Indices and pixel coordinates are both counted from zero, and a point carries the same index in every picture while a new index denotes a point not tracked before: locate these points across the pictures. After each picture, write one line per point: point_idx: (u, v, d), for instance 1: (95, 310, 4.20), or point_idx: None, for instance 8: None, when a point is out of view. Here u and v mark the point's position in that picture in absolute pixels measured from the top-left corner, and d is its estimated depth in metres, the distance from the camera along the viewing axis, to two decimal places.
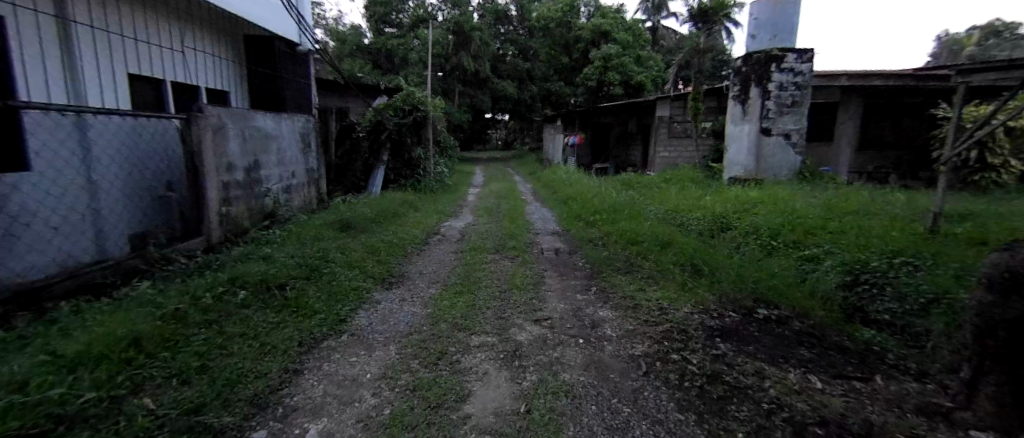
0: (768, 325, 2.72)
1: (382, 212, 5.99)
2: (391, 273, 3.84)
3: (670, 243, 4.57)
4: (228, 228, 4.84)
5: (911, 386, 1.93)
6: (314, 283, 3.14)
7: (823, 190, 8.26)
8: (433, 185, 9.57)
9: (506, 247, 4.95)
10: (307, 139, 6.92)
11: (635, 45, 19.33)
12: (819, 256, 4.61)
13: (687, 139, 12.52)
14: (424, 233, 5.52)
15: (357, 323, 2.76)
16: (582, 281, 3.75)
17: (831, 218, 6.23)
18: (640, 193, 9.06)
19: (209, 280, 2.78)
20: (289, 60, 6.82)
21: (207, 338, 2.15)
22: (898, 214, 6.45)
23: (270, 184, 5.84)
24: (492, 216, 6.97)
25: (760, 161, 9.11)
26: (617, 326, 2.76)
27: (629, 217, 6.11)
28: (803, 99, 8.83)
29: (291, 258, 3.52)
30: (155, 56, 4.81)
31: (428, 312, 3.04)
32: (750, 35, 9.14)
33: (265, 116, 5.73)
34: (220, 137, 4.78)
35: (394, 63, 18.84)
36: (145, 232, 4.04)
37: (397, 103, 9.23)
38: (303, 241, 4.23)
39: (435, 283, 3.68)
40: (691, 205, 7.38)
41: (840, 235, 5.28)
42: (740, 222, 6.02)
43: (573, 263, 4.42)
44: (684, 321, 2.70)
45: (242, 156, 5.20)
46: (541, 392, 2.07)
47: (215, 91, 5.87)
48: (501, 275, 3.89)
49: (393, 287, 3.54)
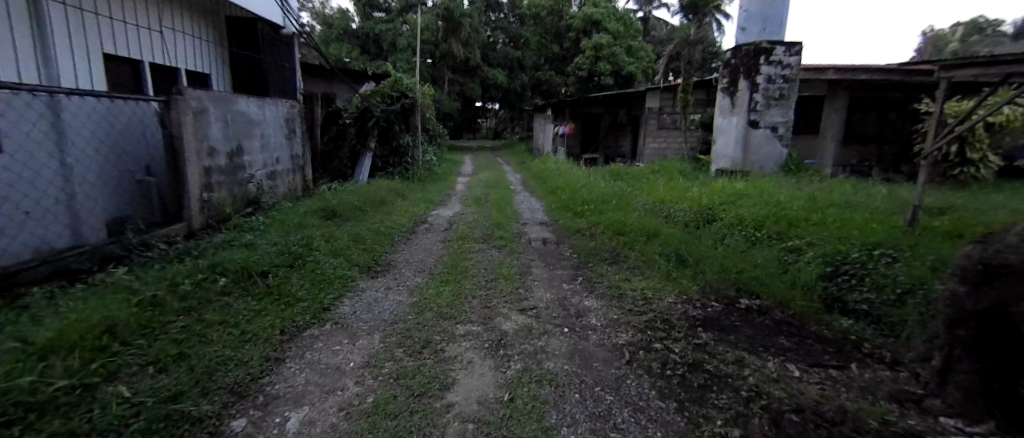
0: (750, 315, 2.76)
1: (370, 200, 5.93)
2: (377, 262, 3.81)
3: (656, 234, 4.61)
4: (210, 214, 4.76)
5: (885, 373, 1.97)
6: (297, 271, 3.10)
7: (808, 182, 8.38)
8: (421, 173, 9.50)
9: (493, 236, 4.93)
10: (291, 124, 6.79)
11: (627, 35, 19.26)
12: (801, 247, 4.69)
13: (675, 130, 12.60)
14: (412, 222, 5.49)
15: (341, 312, 2.74)
16: (568, 271, 3.76)
17: (814, 210, 6.32)
18: (629, 184, 9.09)
19: (188, 266, 2.71)
20: (272, 43, 6.63)
21: (186, 325, 2.10)
22: (880, 207, 6.58)
23: (254, 170, 5.73)
24: (481, 205, 6.95)
25: (747, 153, 9.18)
26: (602, 315, 2.77)
27: (617, 207, 6.13)
28: (790, 92, 8.88)
29: (274, 245, 3.47)
30: (131, 35, 4.64)
31: (413, 300, 3.03)
32: (739, 28, 9.16)
33: (247, 100, 5.60)
34: (200, 121, 4.65)
35: (383, 48, 18.53)
36: (122, 218, 3.94)
37: (385, 90, 9.05)
38: (287, 229, 4.17)
39: (421, 272, 3.67)
40: (678, 196, 7.44)
41: (822, 227, 5.38)
42: (726, 214, 6.08)
43: (561, 253, 4.43)
44: (668, 311, 2.72)
45: (224, 141, 5.08)
46: (524, 381, 2.08)
47: (196, 73, 5.70)
48: (487, 265, 3.89)
49: (379, 276, 3.51)
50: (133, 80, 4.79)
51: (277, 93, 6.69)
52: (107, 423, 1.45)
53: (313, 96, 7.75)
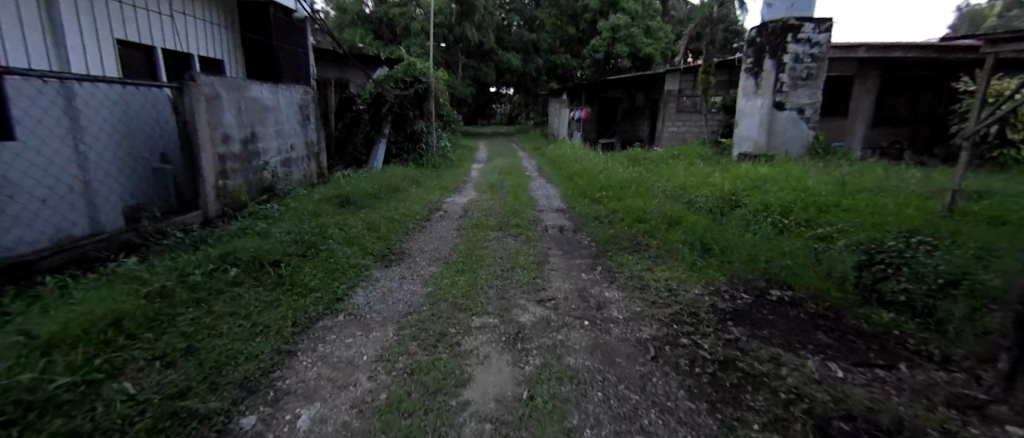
0: (783, 307, 2.60)
1: (383, 186, 5.87)
2: (391, 250, 3.74)
3: (678, 222, 4.44)
4: (225, 202, 4.75)
5: (939, 374, 1.80)
6: (311, 260, 3.04)
7: (836, 166, 8.03)
8: (435, 160, 9.42)
9: (509, 224, 4.82)
10: (305, 110, 6.73)
11: (645, 15, 18.68)
12: (832, 235, 4.46)
13: (695, 113, 12.23)
14: (427, 210, 5.40)
15: (354, 302, 2.68)
16: (587, 260, 3.63)
17: (844, 196, 6.04)
18: (647, 169, 8.83)
19: (199, 255, 2.66)
20: (285, 28, 6.56)
21: (195, 318, 2.04)
22: (914, 192, 6.25)
23: (268, 157, 5.70)
24: (495, 192, 6.82)
25: (772, 136, 8.81)
26: (624, 308, 2.64)
27: (636, 193, 5.95)
28: (818, 72, 8.53)
29: (287, 234, 3.41)
30: (141, 19, 4.58)
31: (428, 290, 2.95)
32: (765, 4, 8.76)
33: (261, 86, 5.54)
34: (214, 107, 4.61)
35: (396, 33, 18.37)
36: (137, 206, 3.93)
37: (399, 75, 9.07)
38: (301, 216, 4.11)
39: (436, 261, 3.59)
40: (699, 182, 7.21)
41: (854, 213, 5.14)
42: (752, 200, 5.83)
43: (579, 241, 4.29)
44: (696, 302, 2.57)
45: (238, 127, 5.04)
46: (543, 377, 1.97)
47: (209, 59, 5.65)
48: (502, 253, 3.78)
49: (393, 265, 3.44)
50: (146, 66, 4.77)
51: (290, 79, 6.63)
52: (111, 422, 1.40)
53: (326, 81, 7.65)
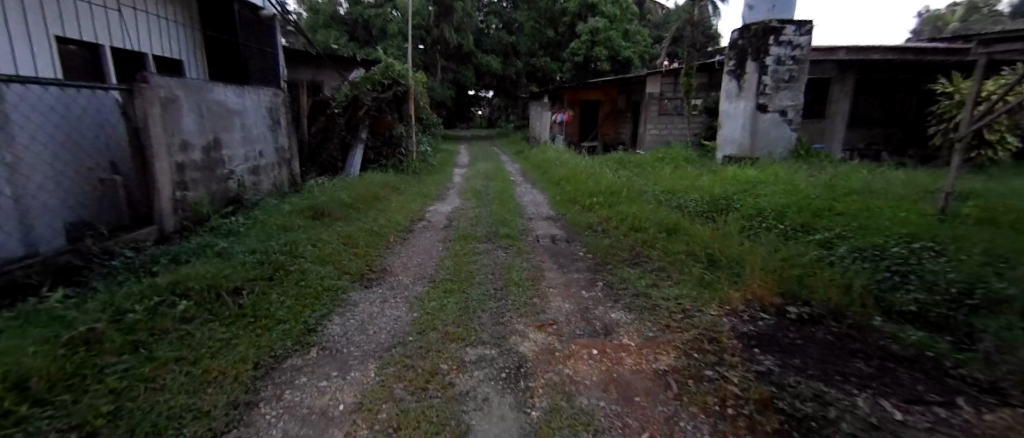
0: (806, 329, 2.39)
1: (361, 195, 5.50)
2: (371, 268, 3.41)
3: (675, 230, 4.24)
4: (184, 215, 4.31)
5: (1005, 413, 1.59)
6: (279, 284, 2.68)
7: (821, 168, 8.03)
8: (416, 166, 9.07)
9: (497, 235, 4.53)
10: (275, 114, 6.30)
11: (623, 19, 18.75)
12: (832, 241, 4.32)
13: (677, 116, 12.21)
14: (409, 220, 5.06)
15: (329, 333, 2.34)
16: (585, 275, 3.37)
17: (834, 199, 5.97)
18: (634, 173, 8.67)
19: (144, 285, 2.27)
20: (252, 27, 6.13)
21: (130, 368, 1.67)
22: (901, 194, 6.23)
23: (234, 165, 5.26)
24: (481, 199, 6.51)
25: (755, 138, 8.79)
26: (634, 332, 2.37)
27: (627, 199, 5.75)
28: (800, 74, 8.52)
29: (251, 254, 3.02)
30: (86, 16, 4.14)
31: (414, 316, 2.63)
32: (747, 6, 8.73)
33: (225, 88, 5.11)
34: (171, 112, 4.19)
35: (372, 35, 17.91)
36: (79, 222, 3.48)
37: (376, 77, 8.39)
38: (269, 231, 3.72)
39: (421, 280, 3.27)
40: (689, 185, 7.08)
41: (848, 217, 5.04)
42: (745, 205, 5.69)
43: (574, 253, 4.03)
44: (715, 326, 2.32)
45: (199, 133, 4.61)
46: (554, 426, 1.68)
47: (167, 59, 5.21)
48: (494, 269, 3.48)
49: (373, 286, 3.10)
50: (92, 66, 4.32)
51: (258, 80, 6.20)
52: None
53: (298, 83, 7.21)
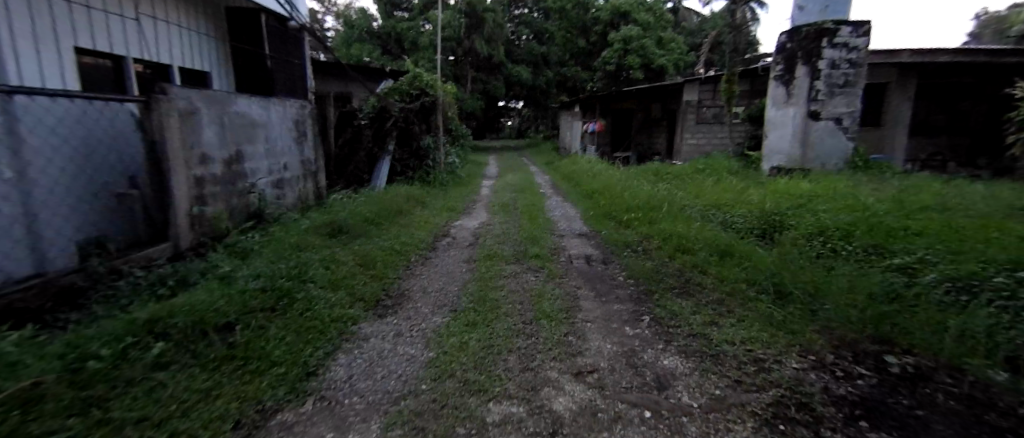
0: (922, 391, 1.87)
1: (382, 210, 5.23)
2: (386, 293, 3.08)
3: (729, 253, 3.74)
4: (201, 230, 4.14)
5: None
6: (281, 316, 2.39)
7: (883, 180, 7.26)
8: (443, 177, 8.83)
9: (526, 254, 4.13)
10: (301, 126, 6.17)
11: (656, 26, 18.22)
12: (914, 267, 3.71)
13: (717, 125, 11.58)
14: (432, 236, 4.75)
15: (330, 378, 2.00)
16: (628, 307, 2.93)
17: (906, 215, 5.29)
18: (672, 185, 8.12)
19: (124, 319, 2.00)
20: (280, 38, 6.04)
21: (75, 433, 1.36)
22: (986, 211, 5.46)
23: (257, 178, 5.12)
24: (509, 214, 6.15)
25: (806, 148, 8.08)
26: (696, 388, 1.92)
27: (668, 214, 5.28)
28: (857, 79, 7.80)
29: (255, 279, 2.75)
30: (112, 28, 4.10)
31: (430, 356, 2.26)
32: (796, 7, 8.11)
33: (249, 99, 5.00)
34: (191, 124, 4.05)
35: (404, 48, 18.10)
36: (88, 239, 3.31)
37: (404, 87, 8.44)
38: (281, 250, 3.47)
39: (441, 309, 2.91)
40: (735, 199, 6.51)
41: (929, 238, 4.39)
42: (803, 223, 5.08)
43: (612, 277, 3.59)
44: (802, 386, 1.84)
45: (220, 146, 4.48)
46: None
47: (194, 71, 5.17)
48: (522, 296, 3.09)
49: (388, 316, 2.77)
50: (115, 78, 4.28)
51: (285, 91, 6.13)
52: None
53: (325, 94, 7.11)
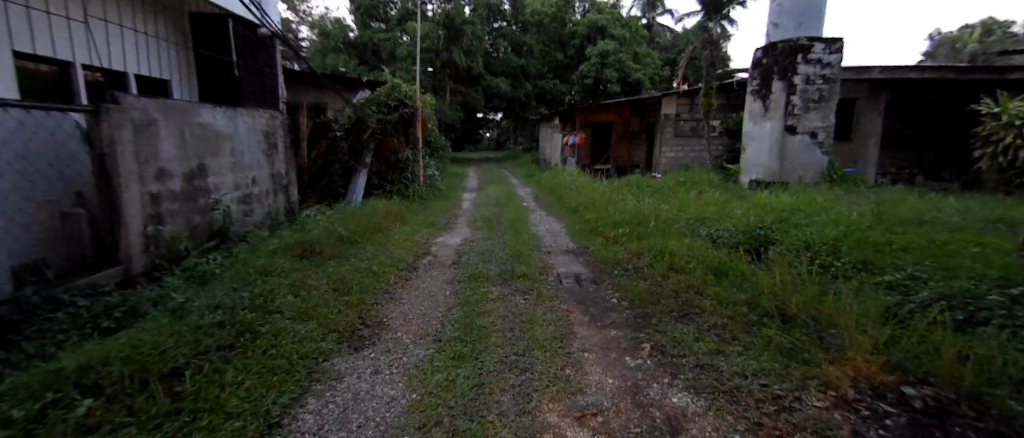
0: (952, 429, 1.73)
1: (360, 227, 4.95)
2: (363, 321, 2.82)
3: (724, 272, 3.63)
4: (158, 252, 3.77)
5: None
6: (241, 355, 2.10)
7: (859, 194, 7.39)
8: (423, 191, 8.57)
9: (514, 274, 3.92)
10: (272, 138, 5.84)
11: (632, 41, 18.52)
12: (908, 284, 3.66)
13: (695, 137, 11.68)
14: (412, 255, 4.49)
15: (295, 430, 1.72)
16: (626, 334, 2.74)
17: (887, 229, 5.33)
18: (655, 198, 8.09)
19: (49, 369, 1.69)
20: (249, 46, 5.72)
21: None
22: (961, 225, 5.57)
23: (221, 194, 4.76)
24: (493, 229, 5.95)
25: (784, 161, 8.17)
26: (713, 432, 1.73)
27: (655, 229, 5.18)
28: (831, 94, 7.95)
29: (214, 310, 2.45)
30: (55, 31, 3.74)
31: (412, 398, 2.01)
32: (771, 24, 8.20)
33: (213, 110, 4.66)
34: (147, 136, 3.71)
35: (381, 59, 17.84)
36: (22, 265, 2.94)
37: (381, 98, 8.08)
38: (246, 274, 3.16)
39: (424, 338, 2.66)
40: (720, 213, 6.49)
41: (915, 253, 4.39)
42: (790, 237, 5.05)
43: (605, 299, 3.41)
44: (829, 428, 1.67)
45: (179, 159, 4.13)
46: None
47: (152, 79, 4.81)
48: (513, 322, 2.87)
49: (365, 348, 2.50)
50: (60, 85, 3.90)
51: (254, 101, 5.79)
52: None
53: (299, 105, 6.79)
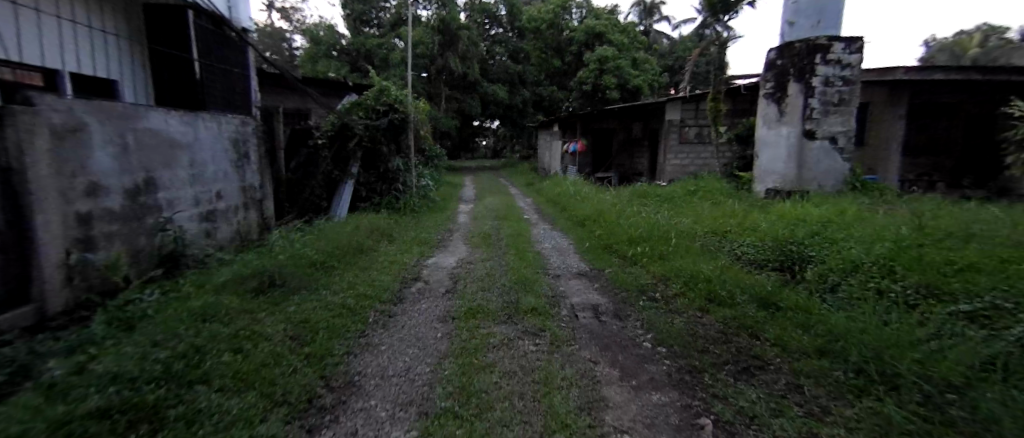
0: None
1: (337, 248, 4.26)
2: (324, 385, 2.13)
3: (777, 308, 2.96)
4: (87, 284, 3.08)
5: None
6: None
7: (887, 202, 6.79)
8: (415, 203, 7.91)
9: (518, 307, 3.25)
10: (243, 147, 5.18)
11: (631, 47, 18.10)
12: (993, 316, 3.01)
13: (701, 144, 11.12)
14: (399, 281, 3.83)
15: None
16: (675, 399, 2.07)
17: (934, 243, 4.71)
18: (668, 209, 7.48)
19: None
20: (212, 43, 5.07)
21: None
22: (1013, 236, 4.96)
23: (175, 211, 4.08)
24: (492, 247, 5.29)
25: (804, 168, 7.54)
26: None
27: (677, 247, 4.54)
28: (851, 96, 7.31)
29: (110, 385, 1.74)
30: None
31: None
32: (785, 22, 7.57)
33: (166, 113, 3.99)
34: (74, 145, 3.03)
35: (373, 65, 17.27)
36: None
37: (369, 103, 7.52)
38: (177, 321, 2.46)
39: (405, 410, 1.98)
40: (741, 225, 5.88)
41: (981, 273, 3.75)
42: (830, 254, 4.40)
43: (635, 341, 2.75)
44: None
45: (119, 172, 3.44)
46: None
47: (88, 78, 4.13)
48: (523, 383, 2.19)
49: (322, 431, 1.80)
50: None
51: (220, 105, 5.13)
52: None
53: (274, 111, 6.13)
